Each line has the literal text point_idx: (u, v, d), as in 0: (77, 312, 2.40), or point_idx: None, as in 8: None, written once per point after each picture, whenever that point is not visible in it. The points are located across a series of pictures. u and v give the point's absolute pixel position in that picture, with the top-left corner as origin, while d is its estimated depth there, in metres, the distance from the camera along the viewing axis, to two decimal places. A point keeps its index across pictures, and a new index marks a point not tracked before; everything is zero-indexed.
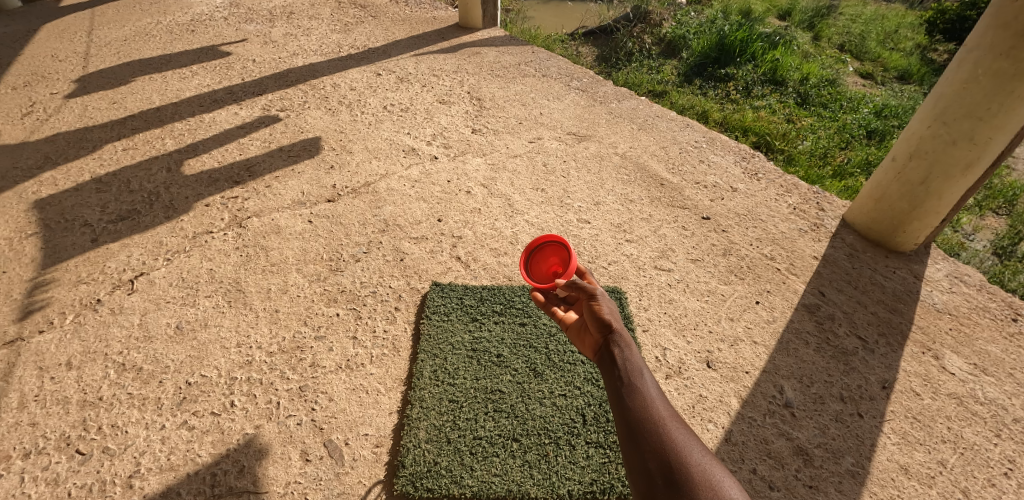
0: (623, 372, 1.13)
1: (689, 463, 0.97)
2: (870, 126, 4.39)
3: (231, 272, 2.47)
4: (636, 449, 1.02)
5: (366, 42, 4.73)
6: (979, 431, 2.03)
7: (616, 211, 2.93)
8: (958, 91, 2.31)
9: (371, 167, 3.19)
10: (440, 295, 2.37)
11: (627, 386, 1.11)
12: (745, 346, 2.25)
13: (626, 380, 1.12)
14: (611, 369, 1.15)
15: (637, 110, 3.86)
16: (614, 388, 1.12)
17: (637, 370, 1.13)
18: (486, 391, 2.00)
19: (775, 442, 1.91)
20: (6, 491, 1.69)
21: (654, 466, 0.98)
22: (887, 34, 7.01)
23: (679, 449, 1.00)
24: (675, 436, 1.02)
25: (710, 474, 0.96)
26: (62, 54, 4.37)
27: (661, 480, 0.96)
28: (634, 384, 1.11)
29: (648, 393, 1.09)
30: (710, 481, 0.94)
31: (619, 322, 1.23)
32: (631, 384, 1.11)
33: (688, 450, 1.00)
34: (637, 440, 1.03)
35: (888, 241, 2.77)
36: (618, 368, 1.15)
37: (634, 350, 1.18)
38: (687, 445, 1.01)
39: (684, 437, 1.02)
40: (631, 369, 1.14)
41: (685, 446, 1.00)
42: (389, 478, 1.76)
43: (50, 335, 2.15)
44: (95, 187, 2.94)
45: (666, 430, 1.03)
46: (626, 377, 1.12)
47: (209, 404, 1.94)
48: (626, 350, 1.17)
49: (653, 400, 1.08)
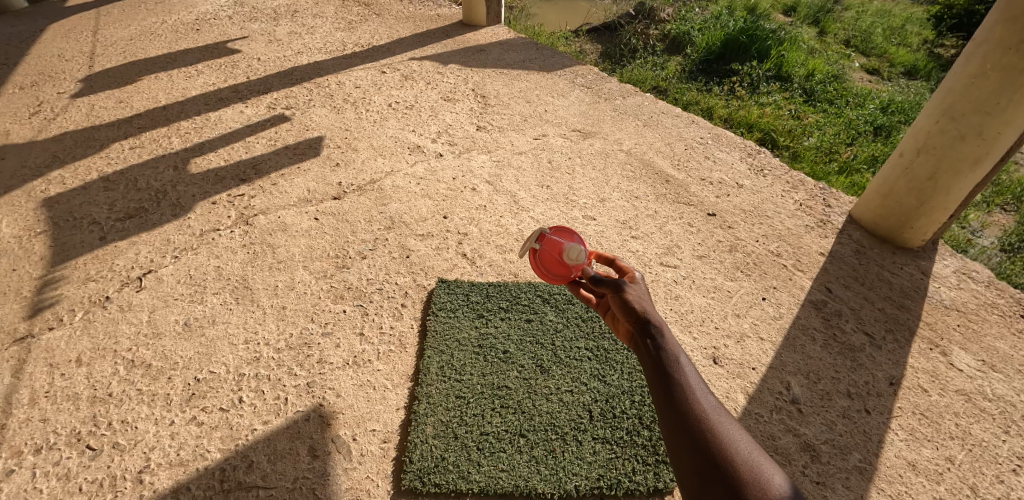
0: (663, 360, 1.12)
1: (736, 454, 0.95)
2: (876, 122, 4.37)
3: (239, 269, 2.48)
4: (679, 437, 1.00)
5: (370, 40, 4.73)
6: (988, 427, 2.02)
7: (622, 208, 2.93)
8: (967, 85, 2.29)
9: (376, 164, 3.20)
10: (446, 292, 2.38)
11: (668, 374, 1.09)
12: (752, 343, 2.25)
13: (667, 370, 1.10)
14: (649, 355, 1.15)
15: (642, 106, 3.85)
16: (653, 375, 1.11)
17: (678, 359, 1.12)
18: (493, 388, 2.01)
19: (781, 439, 1.91)
20: (18, 486, 1.70)
21: (700, 455, 0.96)
22: (894, 30, 6.96)
23: (725, 441, 0.98)
24: (719, 428, 1.00)
25: (759, 467, 0.94)
26: (68, 53, 4.39)
27: (706, 470, 0.94)
28: (675, 372, 1.10)
29: (690, 384, 1.08)
30: (759, 473, 0.92)
31: (653, 311, 1.24)
32: (671, 373, 1.09)
33: (736, 444, 0.97)
34: (681, 427, 1.01)
35: (894, 237, 2.75)
36: (658, 355, 1.14)
37: (671, 338, 1.17)
38: (734, 438, 0.99)
39: (730, 429, 1.00)
40: (670, 357, 1.13)
41: (732, 439, 0.98)
42: (397, 474, 1.77)
43: (60, 332, 2.17)
44: (103, 186, 2.96)
45: (710, 420, 1.01)
46: (666, 364, 1.11)
47: (218, 400, 1.95)
48: (664, 337, 1.17)
49: (695, 390, 1.07)
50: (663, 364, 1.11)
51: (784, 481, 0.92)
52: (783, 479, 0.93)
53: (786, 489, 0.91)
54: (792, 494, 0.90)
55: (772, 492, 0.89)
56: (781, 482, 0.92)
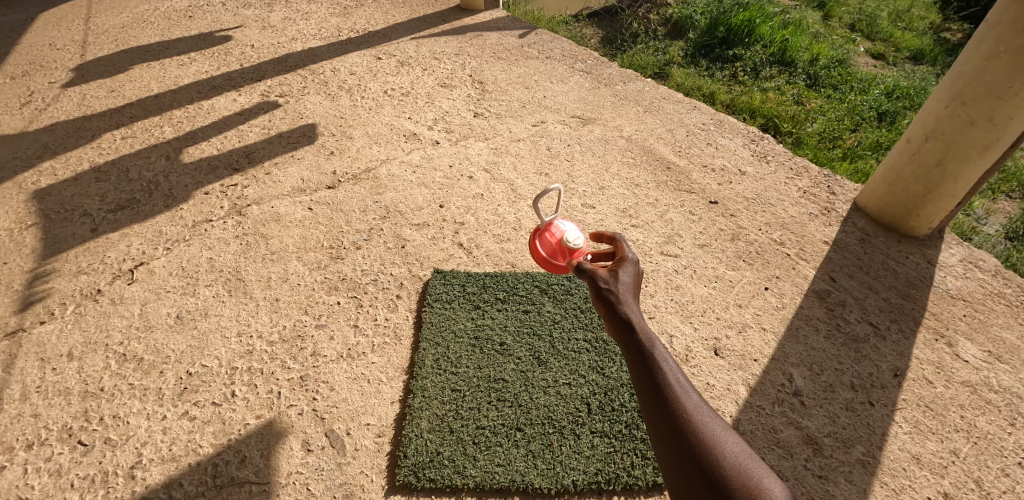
0: (643, 358, 1.05)
1: (726, 458, 0.91)
2: (881, 108, 4.28)
3: (231, 261, 2.44)
4: (667, 440, 0.96)
5: (366, 26, 4.63)
6: (993, 420, 1.99)
7: (622, 196, 2.87)
8: (979, 69, 2.23)
9: (371, 152, 3.14)
10: (442, 282, 2.33)
11: (652, 369, 1.03)
12: (754, 333, 2.21)
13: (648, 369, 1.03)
14: (633, 348, 1.07)
15: (643, 92, 3.77)
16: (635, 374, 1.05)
17: (658, 355, 1.05)
18: (489, 381, 1.97)
19: (783, 431, 1.88)
20: (9, 482, 1.67)
21: (688, 460, 0.92)
22: (899, 13, 6.84)
23: (713, 443, 0.93)
24: (706, 428, 0.95)
25: (748, 469, 0.90)
26: (59, 42, 4.30)
27: (694, 475, 0.90)
28: (660, 370, 1.03)
29: (672, 382, 1.01)
30: (749, 478, 0.88)
31: (631, 301, 1.14)
32: (653, 374, 1.02)
33: (724, 446, 0.93)
34: (668, 431, 0.96)
35: (900, 225, 2.69)
36: (640, 352, 1.06)
37: (651, 331, 1.08)
38: (724, 440, 0.94)
39: (716, 428, 0.96)
40: (656, 352, 1.05)
41: (720, 441, 0.93)
42: (391, 469, 1.74)
43: (51, 326, 2.13)
44: (95, 177, 2.90)
45: (696, 421, 0.96)
46: (646, 363, 1.04)
47: (210, 394, 1.92)
48: (643, 331, 1.08)
49: (679, 390, 1.00)
50: (647, 360, 1.04)
51: (774, 481, 0.89)
52: (773, 479, 0.89)
53: (776, 491, 0.87)
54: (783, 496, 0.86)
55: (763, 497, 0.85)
56: (771, 483, 0.89)
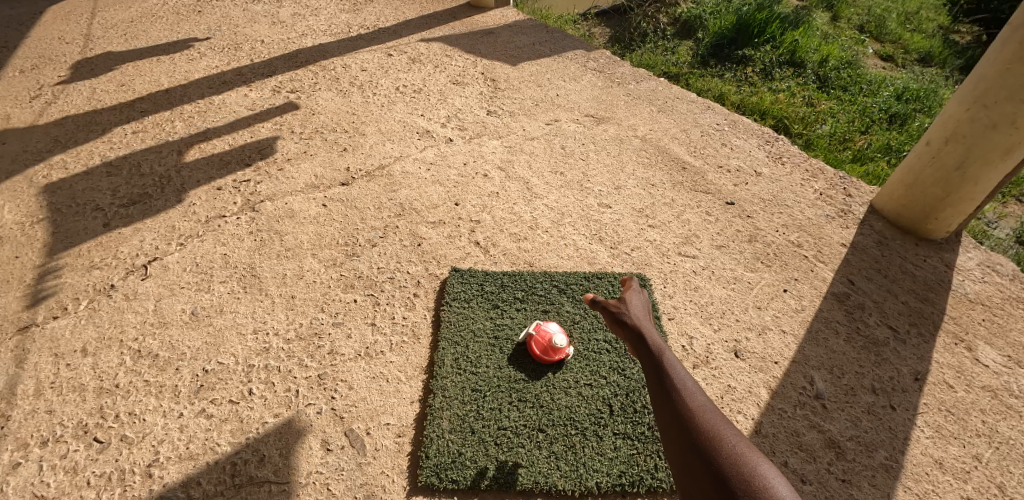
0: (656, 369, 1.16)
1: (723, 446, 0.96)
2: (891, 110, 4.26)
3: (246, 257, 2.42)
4: (673, 436, 1.03)
5: (376, 22, 4.61)
6: (1015, 425, 1.97)
7: (638, 196, 2.85)
8: (1003, 72, 2.20)
9: (384, 149, 3.12)
10: (459, 281, 2.31)
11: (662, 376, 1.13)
12: (774, 335, 2.19)
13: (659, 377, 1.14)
14: (647, 361, 1.19)
15: (656, 91, 3.75)
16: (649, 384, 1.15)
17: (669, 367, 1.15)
18: (510, 380, 1.96)
19: (806, 435, 1.86)
20: (25, 479, 1.66)
21: (689, 450, 0.98)
22: (908, 13, 6.82)
23: (713, 435, 0.99)
24: (708, 423, 1.02)
25: (744, 454, 0.94)
26: (68, 36, 4.27)
27: (693, 462, 0.96)
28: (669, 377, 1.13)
29: (679, 387, 1.10)
30: (742, 461, 0.92)
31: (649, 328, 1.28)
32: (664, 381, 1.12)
33: (723, 437, 0.98)
34: (674, 427, 1.04)
35: (918, 228, 2.68)
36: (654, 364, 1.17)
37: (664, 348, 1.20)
38: (725, 433, 0.99)
39: (719, 424, 1.01)
40: (667, 362, 1.16)
41: (720, 433, 0.99)
42: (413, 469, 1.72)
43: (64, 321, 2.12)
44: (106, 172, 2.88)
45: (700, 416, 1.03)
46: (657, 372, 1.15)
47: (228, 391, 1.90)
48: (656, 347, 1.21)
49: (686, 393, 1.09)
50: (659, 370, 1.15)
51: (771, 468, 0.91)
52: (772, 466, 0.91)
53: (771, 475, 0.89)
54: (778, 478, 0.88)
55: (755, 475, 0.88)
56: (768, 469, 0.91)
